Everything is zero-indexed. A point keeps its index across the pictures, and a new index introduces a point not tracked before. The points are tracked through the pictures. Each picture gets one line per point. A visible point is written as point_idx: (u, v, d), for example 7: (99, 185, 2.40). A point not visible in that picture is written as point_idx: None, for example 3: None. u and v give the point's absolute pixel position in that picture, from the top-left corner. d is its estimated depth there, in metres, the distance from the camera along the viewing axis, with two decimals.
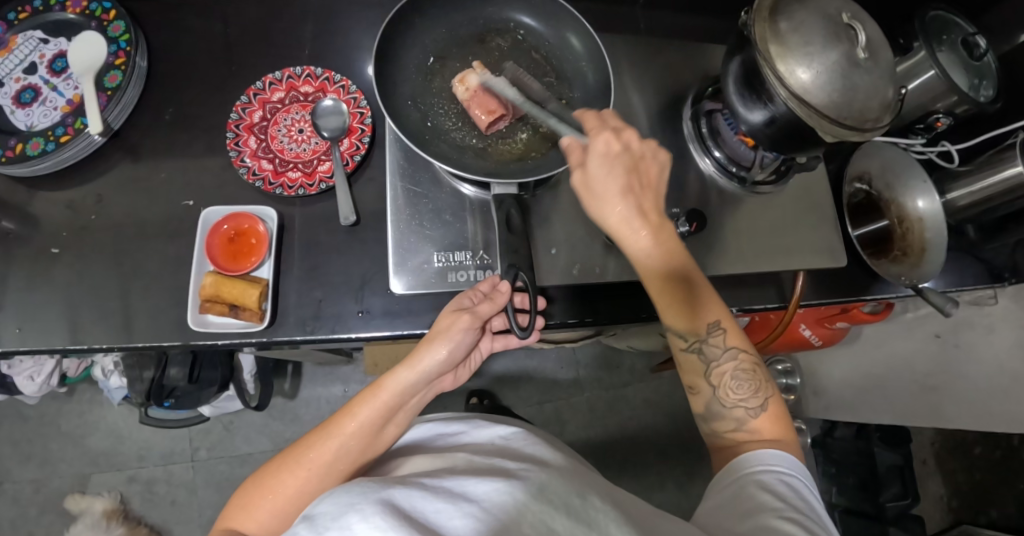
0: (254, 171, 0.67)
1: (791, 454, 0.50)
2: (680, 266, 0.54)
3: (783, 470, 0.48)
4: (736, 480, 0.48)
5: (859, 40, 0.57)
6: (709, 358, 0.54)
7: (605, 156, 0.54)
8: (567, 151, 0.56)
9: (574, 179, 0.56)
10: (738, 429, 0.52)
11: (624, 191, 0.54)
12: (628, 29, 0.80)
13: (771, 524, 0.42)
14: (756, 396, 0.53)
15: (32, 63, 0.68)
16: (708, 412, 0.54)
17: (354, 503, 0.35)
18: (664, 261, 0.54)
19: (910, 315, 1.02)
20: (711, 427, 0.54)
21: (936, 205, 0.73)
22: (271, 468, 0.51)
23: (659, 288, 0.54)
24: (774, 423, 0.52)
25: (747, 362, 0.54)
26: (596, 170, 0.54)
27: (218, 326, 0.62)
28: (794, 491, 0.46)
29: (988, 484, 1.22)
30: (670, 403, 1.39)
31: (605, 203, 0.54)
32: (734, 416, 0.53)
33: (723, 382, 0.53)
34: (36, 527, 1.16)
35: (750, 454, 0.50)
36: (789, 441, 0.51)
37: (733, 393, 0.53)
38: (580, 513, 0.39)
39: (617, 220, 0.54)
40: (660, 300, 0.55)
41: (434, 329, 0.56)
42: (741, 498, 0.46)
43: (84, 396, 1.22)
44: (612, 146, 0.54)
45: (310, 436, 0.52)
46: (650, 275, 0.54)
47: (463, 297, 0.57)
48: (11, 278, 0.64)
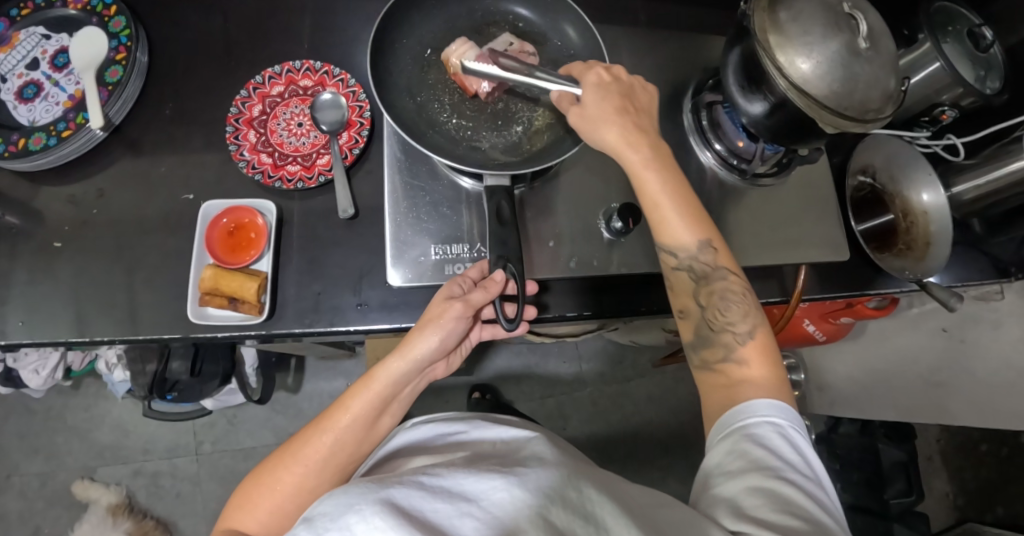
0: (253, 164, 0.67)
1: (781, 398, 0.49)
2: (677, 183, 0.55)
3: (779, 422, 0.47)
4: (725, 432, 0.48)
5: (860, 30, 0.56)
6: (699, 275, 0.55)
7: (598, 85, 0.56)
8: (557, 102, 0.58)
9: (569, 113, 0.57)
10: (726, 359, 0.52)
11: (618, 112, 0.55)
12: (628, 20, 0.80)
13: (755, 488, 0.43)
14: (744, 321, 0.53)
15: (34, 59, 0.69)
16: (697, 337, 0.55)
17: (353, 503, 0.35)
18: (660, 175, 0.54)
19: (915, 310, 1.01)
20: (700, 358, 0.54)
21: (942, 198, 0.72)
22: (266, 467, 0.52)
23: (653, 205, 0.55)
24: (761, 355, 0.52)
25: (737, 285, 0.55)
26: (591, 98, 0.56)
27: (217, 319, 0.62)
28: (783, 443, 0.46)
29: (996, 481, 1.21)
30: (673, 400, 1.39)
31: (601, 125, 0.55)
32: (723, 341, 0.53)
33: (712, 303, 0.54)
34: (43, 520, 1.17)
35: (742, 400, 0.49)
36: (776, 375, 0.51)
37: (722, 315, 0.54)
38: (576, 507, 0.39)
39: (614, 139, 0.55)
40: (653, 215, 0.55)
41: (424, 317, 0.56)
42: (734, 453, 0.46)
43: (89, 390, 1.24)
44: (602, 77, 0.57)
45: (305, 432, 0.53)
46: (645, 191, 0.54)
47: (453, 285, 0.57)
48: (13, 272, 0.64)
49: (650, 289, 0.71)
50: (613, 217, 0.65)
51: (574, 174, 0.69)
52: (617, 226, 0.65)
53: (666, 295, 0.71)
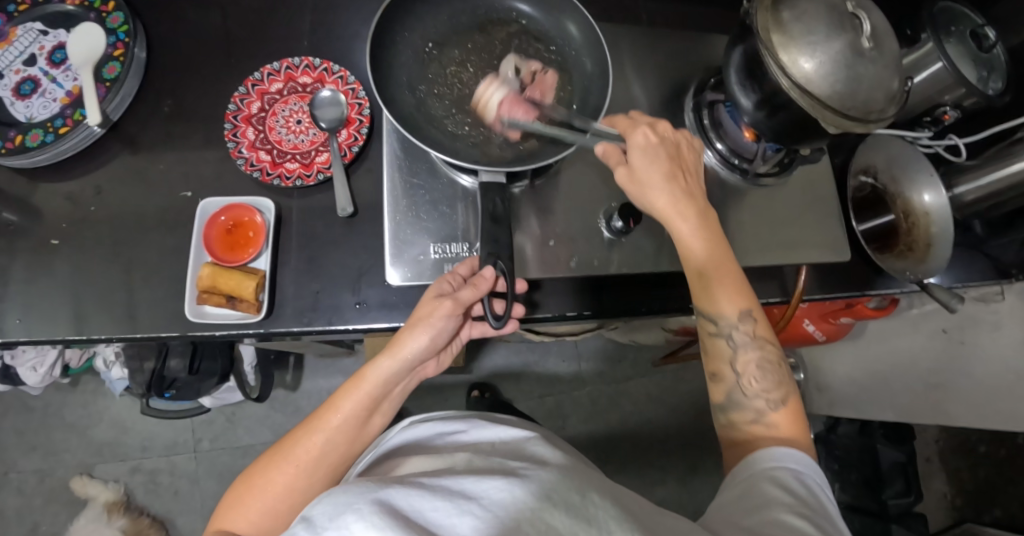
0: (251, 162, 0.67)
1: (807, 455, 0.50)
2: (717, 252, 0.55)
3: (796, 468, 0.48)
4: (744, 475, 0.48)
5: (864, 30, 0.56)
6: (737, 344, 0.54)
7: (644, 148, 0.56)
8: (603, 157, 0.59)
9: (618, 174, 0.57)
10: (756, 421, 0.53)
11: (668, 177, 0.55)
12: (630, 19, 0.79)
13: (778, 520, 0.43)
14: (777, 390, 0.53)
15: (31, 55, 0.68)
16: (727, 400, 0.54)
17: (352, 503, 0.35)
18: (707, 247, 0.54)
19: (914, 311, 1.01)
20: (728, 418, 0.54)
21: (943, 198, 0.72)
22: (257, 468, 0.51)
23: (697, 275, 0.55)
24: (792, 421, 0.53)
25: (773, 354, 0.54)
26: (641, 164, 0.56)
27: (216, 317, 0.62)
28: (801, 487, 0.46)
29: (993, 482, 1.22)
30: (672, 399, 1.39)
31: (649, 189, 0.55)
32: (754, 406, 0.53)
33: (747, 371, 0.54)
34: (41, 517, 1.17)
35: (765, 450, 0.49)
36: (804, 441, 0.52)
37: (756, 383, 0.53)
38: (579, 511, 0.38)
39: (663, 205, 0.55)
40: (696, 283, 0.55)
41: (414, 316, 0.55)
42: (752, 492, 0.46)
43: (87, 387, 1.24)
44: (651, 139, 0.56)
45: (296, 432, 0.52)
46: (689, 259, 0.55)
47: (443, 282, 0.56)
48: (9, 269, 0.64)
49: (649, 289, 0.71)
50: (614, 216, 0.65)
51: (574, 172, 0.69)
52: (617, 225, 0.65)
53: (666, 294, 0.71)
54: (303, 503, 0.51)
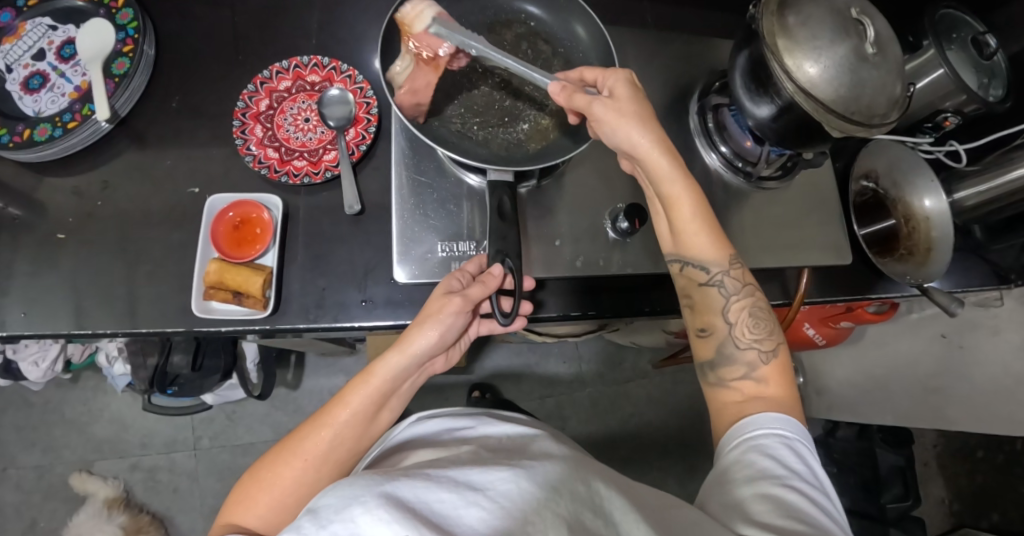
0: (259, 159, 0.67)
1: (794, 416, 0.50)
2: (706, 200, 0.56)
3: (784, 434, 0.48)
4: (733, 445, 0.49)
5: (868, 36, 0.56)
6: (728, 292, 0.55)
7: (632, 85, 0.57)
8: (562, 94, 0.57)
9: (595, 108, 0.55)
10: (748, 375, 0.53)
11: (655, 124, 0.56)
12: (636, 22, 0.80)
13: (765, 495, 0.43)
14: (768, 341, 0.54)
15: (40, 50, 0.69)
16: (720, 353, 0.55)
17: (358, 495, 0.35)
18: (689, 188, 0.55)
19: (915, 315, 1.01)
20: (718, 373, 0.54)
21: (944, 206, 0.73)
22: (266, 463, 0.51)
23: (682, 220, 0.55)
24: (780, 376, 0.53)
25: (762, 304, 0.56)
26: (625, 96, 0.56)
27: (223, 313, 0.62)
28: (790, 453, 0.46)
29: (990, 487, 1.22)
30: (672, 401, 1.39)
31: (639, 135, 0.56)
32: (747, 357, 0.53)
33: (739, 320, 0.55)
34: (39, 514, 1.17)
35: (751, 418, 0.49)
36: (792, 396, 0.52)
37: (749, 332, 0.54)
38: (589, 503, 0.39)
39: (644, 145, 0.55)
40: (685, 229, 0.56)
41: (424, 312, 0.55)
42: (739, 464, 0.47)
43: (87, 384, 1.23)
44: (637, 84, 0.57)
45: (305, 428, 0.52)
46: (677, 204, 0.55)
47: (452, 279, 0.56)
48: (16, 262, 0.64)
49: (654, 290, 0.71)
50: (619, 217, 0.65)
51: (579, 173, 0.69)
52: (622, 226, 0.65)
53: (670, 294, 0.71)
54: (311, 498, 0.51)
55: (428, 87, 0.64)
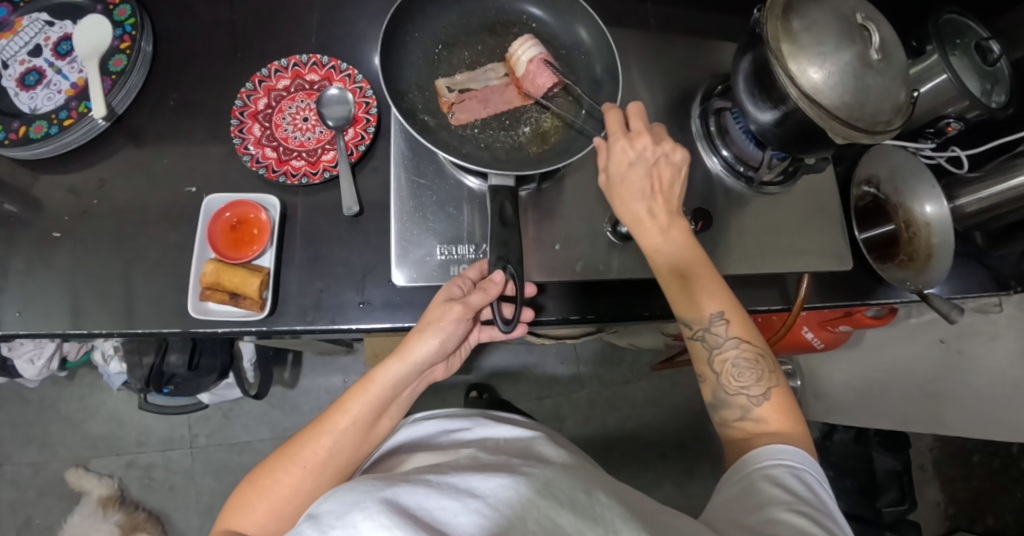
0: (257, 158, 0.66)
1: (804, 450, 0.49)
2: (683, 259, 0.55)
3: (794, 463, 0.48)
4: (747, 473, 0.48)
5: (873, 42, 0.56)
6: (712, 345, 0.54)
7: (624, 161, 0.56)
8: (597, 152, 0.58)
9: (601, 182, 0.58)
10: (743, 418, 0.53)
11: (643, 188, 0.56)
12: (638, 24, 0.79)
13: (782, 519, 0.43)
14: (759, 385, 0.53)
15: (36, 46, 0.68)
16: (714, 400, 0.55)
17: (359, 501, 0.35)
18: (674, 252, 0.55)
19: (914, 320, 1.01)
20: (719, 416, 0.55)
21: (945, 212, 0.72)
22: (265, 468, 0.51)
23: (669, 280, 0.56)
24: (781, 414, 0.52)
25: (751, 351, 0.54)
26: (620, 169, 0.56)
27: (219, 314, 0.61)
28: (803, 484, 0.46)
29: (986, 491, 1.23)
30: (670, 403, 1.39)
31: (623, 200, 0.56)
32: (738, 404, 0.53)
33: (726, 369, 0.54)
34: (35, 510, 1.16)
35: (761, 448, 0.49)
36: (795, 429, 0.52)
37: (736, 381, 0.53)
38: (586, 509, 0.38)
39: (635, 217, 0.56)
40: (670, 289, 0.56)
41: (423, 319, 0.55)
42: (751, 492, 0.46)
43: (83, 381, 1.23)
44: (628, 152, 0.56)
45: (304, 434, 0.52)
46: (659, 267, 0.56)
47: (453, 286, 0.56)
48: (10, 261, 0.63)
49: (654, 295, 0.71)
50: (620, 221, 0.65)
51: (580, 176, 0.69)
52: (623, 230, 0.65)
53: (669, 298, 0.71)
54: (310, 504, 0.51)
55: (503, 104, 0.66)
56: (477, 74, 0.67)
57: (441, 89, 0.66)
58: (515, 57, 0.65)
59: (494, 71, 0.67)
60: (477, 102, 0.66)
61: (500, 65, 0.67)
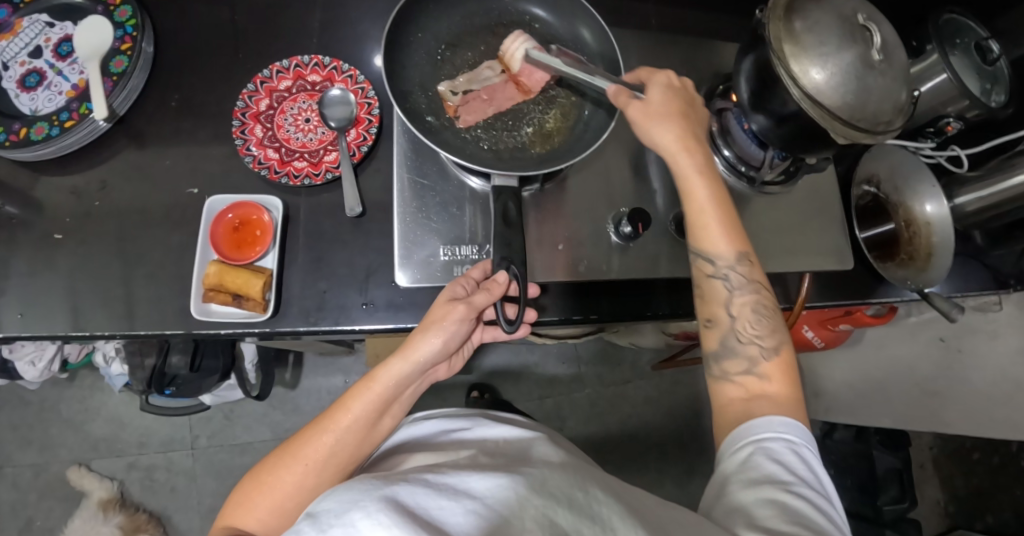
0: (260, 159, 0.66)
1: (798, 419, 0.49)
2: (716, 188, 0.57)
3: (792, 437, 0.48)
4: (739, 445, 0.48)
5: (874, 42, 0.56)
6: (733, 285, 0.56)
7: (668, 86, 0.60)
8: (613, 97, 0.59)
9: (628, 106, 0.59)
10: (749, 371, 0.53)
11: (677, 114, 0.59)
12: (640, 25, 0.80)
13: (774, 500, 0.43)
14: (771, 337, 0.54)
15: (37, 47, 0.68)
16: (721, 347, 0.55)
17: (357, 500, 0.35)
18: (706, 182, 0.57)
19: (914, 318, 1.01)
20: (720, 368, 0.54)
21: (945, 209, 0.72)
22: (267, 465, 0.51)
23: (697, 211, 0.57)
24: (784, 377, 0.53)
25: (767, 301, 0.56)
26: (654, 96, 0.59)
27: (221, 315, 0.61)
28: (798, 460, 0.46)
29: (985, 489, 1.23)
30: (670, 402, 1.40)
31: (657, 125, 0.58)
32: (748, 353, 0.54)
33: (742, 314, 0.55)
34: (35, 512, 1.16)
35: (761, 418, 0.49)
36: (792, 397, 0.51)
37: (751, 327, 0.54)
38: (583, 508, 0.39)
39: (666, 142, 0.58)
40: (696, 220, 0.57)
41: (427, 318, 0.55)
42: (746, 465, 0.46)
43: (84, 382, 1.23)
44: (671, 83, 0.61)
45: (306, 432, 0.52)
46: (692, 193, 0.57)
47: (456, 286, 0.56)
48: (12, 263, 0.63)
49: (657, 295, 0.71)
50: (622, 222, 0.65)
51: (582, 177, 0.69)
52: (625, 230, 0.65)
53: (672, 298, 0.71)
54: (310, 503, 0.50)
55: (507, 102, 0.66)
56: (476, 74, 0.67)
57: (445, 93, 0.66)
58: (508, 54, 0.65)
59: (491, 69, 0.67)
60: (481, 103, 0.66)
61: (495, 61, 0.67)
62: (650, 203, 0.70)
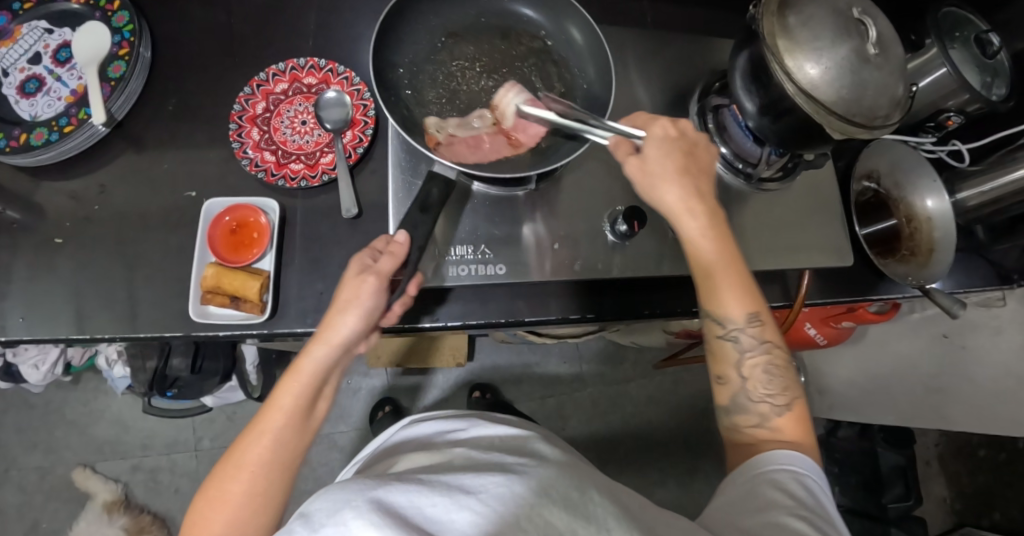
0: (256, 162, 0.66)
1: (809, 457, 0.50)
2: (727, 251, 0.54)
3: (800, 469, 0.48)
4: (749, 476, 0.48)
5: (870, 36, 0.56)
6: (744, 347, 0.54)
7: (664, 139, 0.56)
8: (613, 148, 0.57)
9: (627, 165, 0.56)
10: (760, 425, 0.52)
11: (680, 173, 0.55)
12: (636, 23, 0.80)
13: (781, 522, 0.43)
14: (783, 395, 0.53)
15: (36, 53, 0.68)
16: (732, 404, 0.54)
17: (351, 500, 0.35)
18: (715, 243, 0.54)
19: (916, 315, 1.00)
20: (732, 422, 0.54)
21: (946, 205, 0.73)
22: (211, 483, 0.49)
23: (705, 271, 0.55)
24: (795, 426, 0.53)
25: (779, 358, 0.54)
26: (653, 154, 0.55)
27: (219, 317, 0.62)
28: (807, 490, 0.46)
29: (992, 486, 1.22)
30: (673, 401, 1.39)
31: (661, 185, 0.55)
32: (759, 411, 0.53)
33: (753, 374, 0.54)
34: (41, 514, 1.17)
35: (765, 453, 0.49)
36: (807, 442, 0.52)
37: (762, 387, 0.53)
38: (578, 508, 0.38)
39: (676, 202, 0.55)
40: (705, 282, 0.55)
41: (339, 296, 0.53)
42: (753, 493, 0.46)
43: (89, 385, 1.23)
44: (670, 132, 0.56)
45: (242, 440, 0.50)
46: (699, 256, 0.55)
47: (362, 258, 0.54)
48: (13, 267, 0.64)
49: (655, 293, 0.71)
50: (618, 220, 0.65)
51: (578, 176, 0.69)
52: (621, 228, 0.65)
53: (670, 297, 0.71)
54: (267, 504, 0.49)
55: (494, 154, 0.64)
56: (466, 121, 0.65)
57: (430, 125, 0.64)
58: (500, 105, 0.64)
59: (481, 118, 0.65)
60: (465, 147, 0.63)
61: (486, 111, 0.66)
62: (646, 201, 0.70)
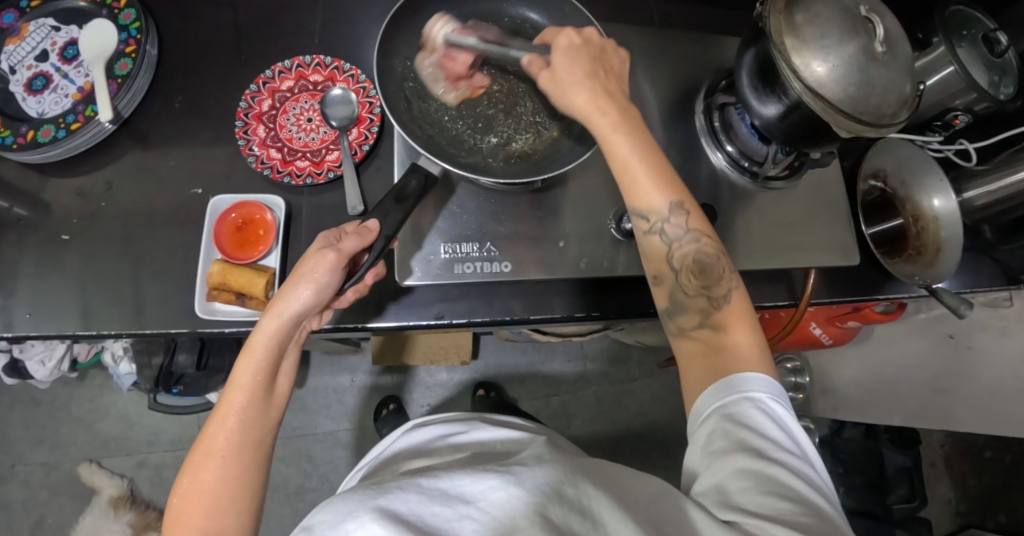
0: (262, 159, 0.67)
1: (764, 371, 0.48)
2: (644, 146, 0.53)
3: (760, 394, 0.46)
4: (707, 416, 0.47)
5: (878, 33, 0.55)
6: (670, 239, 0.53)
7: (568, 48, 0.55)
8: (528, 67, 0.58)
9: (541, 78, 0.56)
10: (702, 324, 0.51)
11: (588, 76, 0.54)
12: (642, 21, 0.79)
13: (747, 467, 0.42)
14: (718, 287, 0.52)
15: (43, 51, 0.69)
16: (671, 305, 0.53)
17: (353, 511, 0.36)
18: (628, 140, 0.52)
19: (923, 316, 1.05)
20: (676, 324, 0.53)
21: (952, 204, 0.73)
22: (181, 480, 0.46)
23: (625, 169, 0.53)
24: (738, 322, 0.51)
25: (710, 247, 0.53)
26: (559, 62, 0.55)
27: (225, 314, 0.62)
28: (769, 417, 0.46)
29: None
30: (677, 400, 1.39)
31: (568, 89, 0.54)
32: (698, 306, 0.52)
33: (686, 266, 0.53)
34: (47, 510, 1.18)
35: (727, 378, 0.47)
36: (758, 344, 0.50)
37: (696, 281, 0.52)
38: (572, 502, 0.38)
39: (581, 103, 0.54)
40: (624, 180, 0.53)
41: (296, 271, 0.52)
42: (716, 437, 0.45)
43: (94, 382, 1.24)
44: (573, 41, 0.56)
45: (206, 430, 0.48)
46: (615, 155, 0.53)
47: (325, 236, 0.54)
48: (20, 264, 0.64)
49: None
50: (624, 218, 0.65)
51: (583, 174, 0.69)
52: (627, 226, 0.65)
53: None
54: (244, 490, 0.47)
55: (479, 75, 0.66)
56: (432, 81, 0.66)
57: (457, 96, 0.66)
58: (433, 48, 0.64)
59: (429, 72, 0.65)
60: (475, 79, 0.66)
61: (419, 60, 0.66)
62: None
